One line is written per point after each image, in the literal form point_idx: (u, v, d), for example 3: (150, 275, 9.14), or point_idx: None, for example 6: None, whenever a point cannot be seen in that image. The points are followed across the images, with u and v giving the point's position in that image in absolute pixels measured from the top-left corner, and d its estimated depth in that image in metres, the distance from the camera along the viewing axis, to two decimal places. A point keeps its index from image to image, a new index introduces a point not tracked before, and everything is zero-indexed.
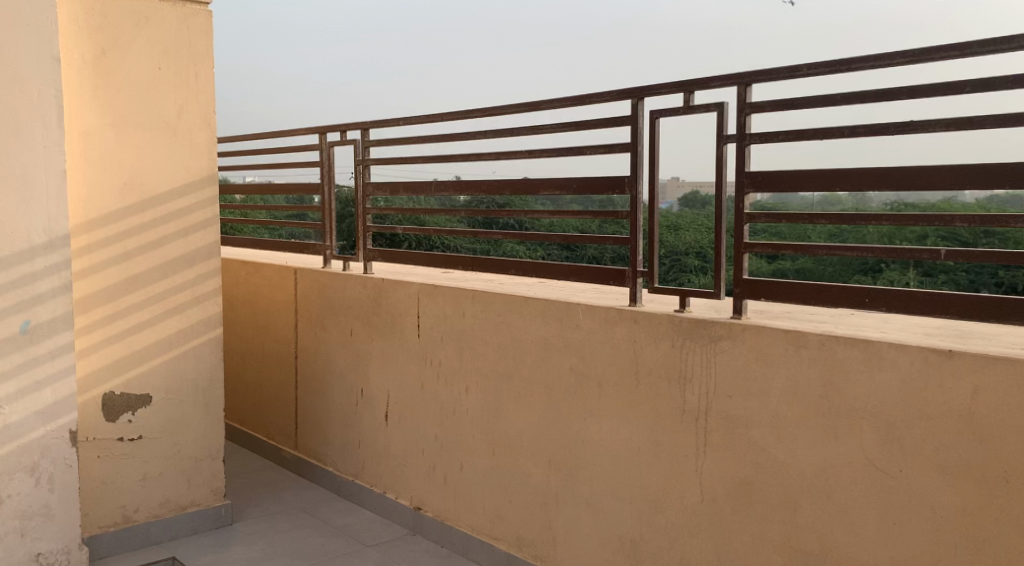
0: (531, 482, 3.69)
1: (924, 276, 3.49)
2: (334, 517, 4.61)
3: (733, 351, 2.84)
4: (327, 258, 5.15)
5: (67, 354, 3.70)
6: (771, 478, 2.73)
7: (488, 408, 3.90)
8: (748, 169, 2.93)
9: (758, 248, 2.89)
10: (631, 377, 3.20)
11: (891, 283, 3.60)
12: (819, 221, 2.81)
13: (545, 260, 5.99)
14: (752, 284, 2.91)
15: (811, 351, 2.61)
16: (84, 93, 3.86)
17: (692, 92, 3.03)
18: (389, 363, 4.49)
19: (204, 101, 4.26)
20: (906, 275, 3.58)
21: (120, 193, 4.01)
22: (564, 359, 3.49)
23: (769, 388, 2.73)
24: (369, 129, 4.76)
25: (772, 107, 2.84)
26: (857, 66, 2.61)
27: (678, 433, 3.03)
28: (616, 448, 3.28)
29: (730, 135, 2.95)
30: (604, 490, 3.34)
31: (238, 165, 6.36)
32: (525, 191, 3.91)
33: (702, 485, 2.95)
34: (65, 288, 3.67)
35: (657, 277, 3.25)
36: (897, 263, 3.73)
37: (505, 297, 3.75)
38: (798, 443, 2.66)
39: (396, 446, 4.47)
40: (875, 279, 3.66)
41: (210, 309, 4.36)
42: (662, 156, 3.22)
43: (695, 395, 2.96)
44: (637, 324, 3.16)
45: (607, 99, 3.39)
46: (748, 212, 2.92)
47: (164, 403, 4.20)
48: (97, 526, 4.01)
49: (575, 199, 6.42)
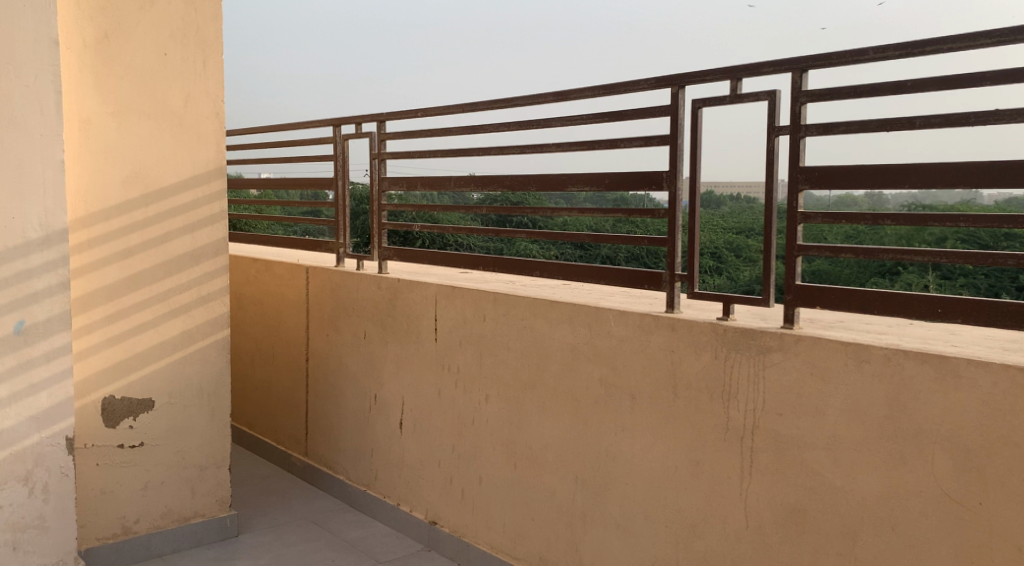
0: (556, 500, 3.44)
1: (945, 280, 3.23)
2: (344, 530, 4.38)
3: (784, 364, 2.58)
4: (340, 256, 4.92)
5: (64, 357, 3.48)
6: (826, 506, 2.48)
7: (510, 419, 3.65)
8: (802, 164, 2.66)
9: (813, 252, 2.62)
10: (668, 390, 2.94)
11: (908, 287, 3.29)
12: (884, 222, 2.53)
13: (559, 258, 5.73)
14: (806, 290, 2.64)
15: (875, 367, 2.35)
16: (84, 79, 3.64)
17: (740, 79, 2.77)
18: (404, 368, 4.25)
19: (213, 90, 4.04)
20: (923, 278, 3.30)
21: (124, 185, 3.79)
22: (593, 368, 3.24)
23: (825, 406, 2.47)
24: (386, 120, 4.53)
25: (831, 95, 2.58)
26: (930, 50, 2.35)
27: (721, 453, 2.78)
28: (650, 467, 3.02)
29: (782, 127, 2.68)
30: (636, 512, 3.08)
31: (250, 158, 6.14)
32: (552, 187, 3.66)
33: (747, 510, 2.70)
34: (62, 287, 3.45)
35: (696, 281, 2.98)
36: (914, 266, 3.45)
37: (530, 301, 3.51)
38: (857, 469, 2.40)
39: (411, 457, 4.23)
40: (891, 281, 3.40)
41: (217, 309, 4.14)
42: (705, 150, 2.96)
43: (740, 412, 2.71)
44: (676, 333, 2.91)
45: (645, 87, 3.14)
46: (801, 211, 2.65)
47: (167, 409, 3.98)
48: (96, 538, 3.80)
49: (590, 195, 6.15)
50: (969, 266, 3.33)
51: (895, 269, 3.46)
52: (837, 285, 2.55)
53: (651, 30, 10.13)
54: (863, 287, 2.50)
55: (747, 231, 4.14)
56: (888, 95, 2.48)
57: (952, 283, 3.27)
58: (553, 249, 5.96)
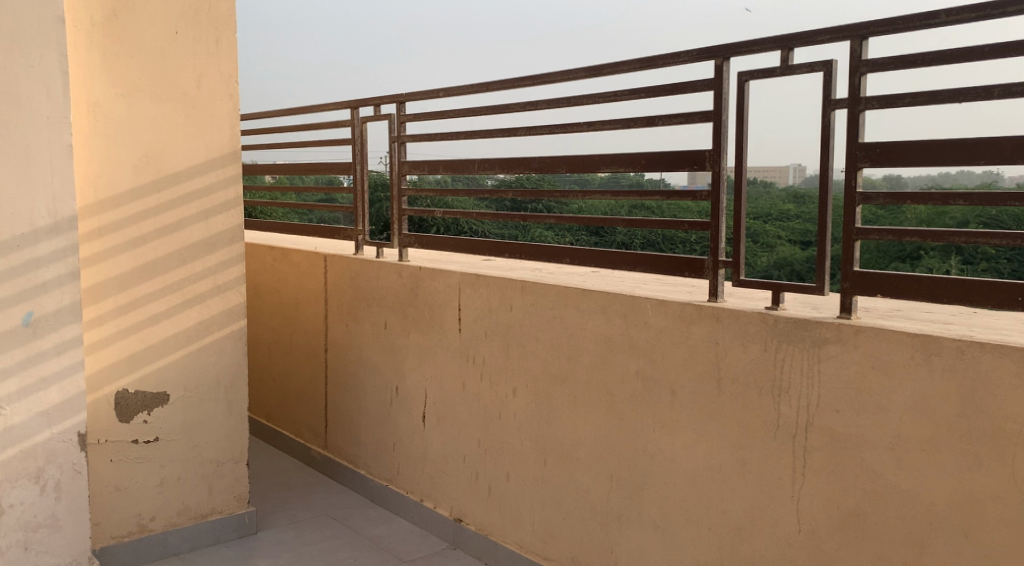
0: (589, 498, 3.27)
1: (966, 264, 3.24)
2: (366, 527, 4.24)
3: (842, 357, 2.39)
4: (359, 243, 4.76)
5: (74, 350, 3.33)
6: (889, 511, 2.29)
7: (539, 413, 3.48)
8: (861, 139, 2.45)
9: (874, 235, 2.42)
10: (712, 384, 2.76)
11: (929, 270, 3.35)
12: (955, 202, 2.29)
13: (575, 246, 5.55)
14: (864, 277, 2.44)
15: (946, 360, 2.16)
16: (93, 59, 3.48)
17: (792, 49, 2.60)
18: (427, 360, 4.09)
19: (227, 70, 3.87)
20: (945, 263, 3.34)
21: (136, 170, 3.63)
22: (629, 361, 3.06)
23: (889, 403, 2.28)
24: (406, 101, 4.34)
25: (894, 64, 2.37)
26: (1011, 10, 2.14)
27: (770, 452, 2.60)
28: (691, 467, 2.85)
29: (839, 100, 2.48)
30: (676, 512, 2.91)
31: (263, 144, 5.96)
32: (581, 170, 3.47)
33: (800, 514, 2.52)
34: (72, 276, 3.30)
35: (742, 268, 2.79)
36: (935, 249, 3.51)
37: (560, 289, 3.33)
38: (925, 471, 2.21)
39: (435, 451, 4.08)
40: (913, 266, 3.47)
41: (233, 299, 3.98)
42: (752, 126, 2.77)
43: (792, 408, 2.53)
44: (721, 323, 2.73)
45: (685, 60, 2.96)
46: (860, 190, 2.45)
47: (183, 402, 3.84)
48: (111, 537, 3.66)
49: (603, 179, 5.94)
50: (992, 251, 3.33)
51: (917, 253, 3.50)
52: (901, 272, 2.35)
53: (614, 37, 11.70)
54: (930, 273, 2.30)
55: (764, 216, 4.17)
56: (960, 62, 2.26)
57: (975, 266, 3.28)
58: (567, 235, 5.76)
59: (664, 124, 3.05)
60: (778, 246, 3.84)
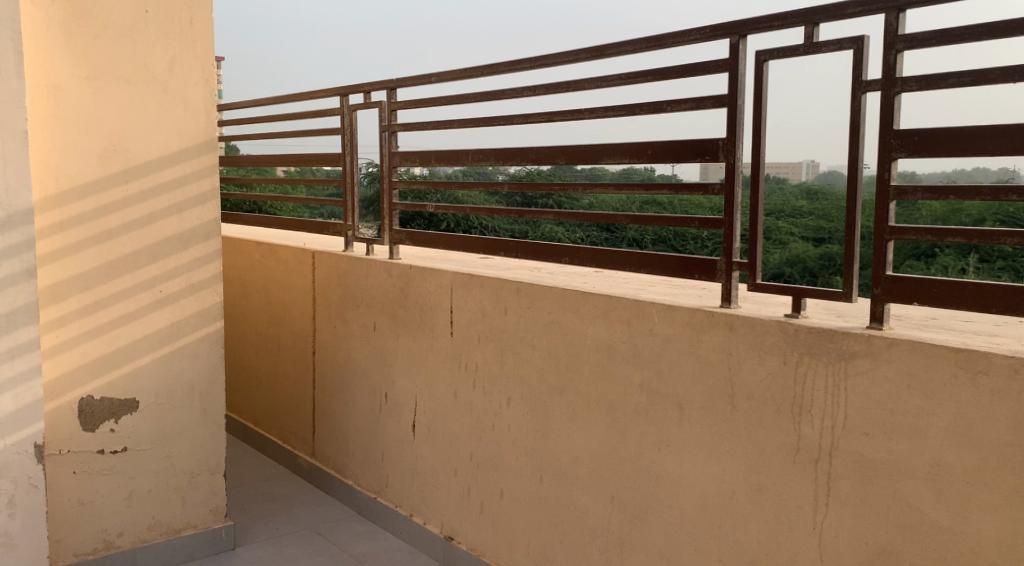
0: (589, 520, 2.99)
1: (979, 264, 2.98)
2: (352, 543, 3.97)
3: (873, 374, 2.09)
4: (349, 239, 4.48)
5: (30, 354, 3.07)
6: (926, 551, 2.00)
7: (535, 425, 3.21)
8: (896, 127, 2.15)
9: (911, 236, 2.11)
10: (724, 400, 2.48)
11: (944, 268, 3.11)
12: (1008, 197, 1.94)
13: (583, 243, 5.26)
14: (898, 282, 2.14)
15: (995, 381, 1.86)
16: (53, 38, 3.21)
17: (817, 25, 2.30)
18: (416, 364, 3.82)
19: (202, 53, 3.61)
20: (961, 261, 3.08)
21: (102, 159, 3.37)
22: (632, 371, 2.77)
23: (927, 427, 1.99)
24: (397, 88, 4.06)
25: (936, 39, 2.06)
26: None
27: (789, 477, 2.31)
28: (700, 491, 2.56)
29: (871, 82, 2.18)
30: (684, 541, 2.62)
31: (254, 135, 5.69)
32: (582, 162, 3.18)
33: (822, 549, 2.23)
34: (27, 275, 3.04)
35: (759, 271, 2.48)
36: (953, 249, 3.20)
37: (558, 291, 3.05)
38: (970, 507, 1.91)
39: (424, 462, 3.81)
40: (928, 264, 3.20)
41: (209, 299, 3.72)
42: (771, 112, 2.46)
43: (814, 429, 2.23)
44: (735, 333, 2.44)
45: (697, 38, 2.66)
46: (895, 184, 2.14)
47: (154, 410, 3.58)
48: (73, 554, 3.40)
49: (616, 174, 5.62)
50: (1010, 249, 2.99)
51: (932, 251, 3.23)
52: (942, 278, 2.04)
53: (610, 30, 12.03)
54: (977, 279, 1.99)
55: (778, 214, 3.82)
56: (1016, 36, 1.95)
57: (991, 266, 2.97)
58: (576, 232, 5.46)
59: (673, 110, 2.75)
60: (792, 243, 3.55)
